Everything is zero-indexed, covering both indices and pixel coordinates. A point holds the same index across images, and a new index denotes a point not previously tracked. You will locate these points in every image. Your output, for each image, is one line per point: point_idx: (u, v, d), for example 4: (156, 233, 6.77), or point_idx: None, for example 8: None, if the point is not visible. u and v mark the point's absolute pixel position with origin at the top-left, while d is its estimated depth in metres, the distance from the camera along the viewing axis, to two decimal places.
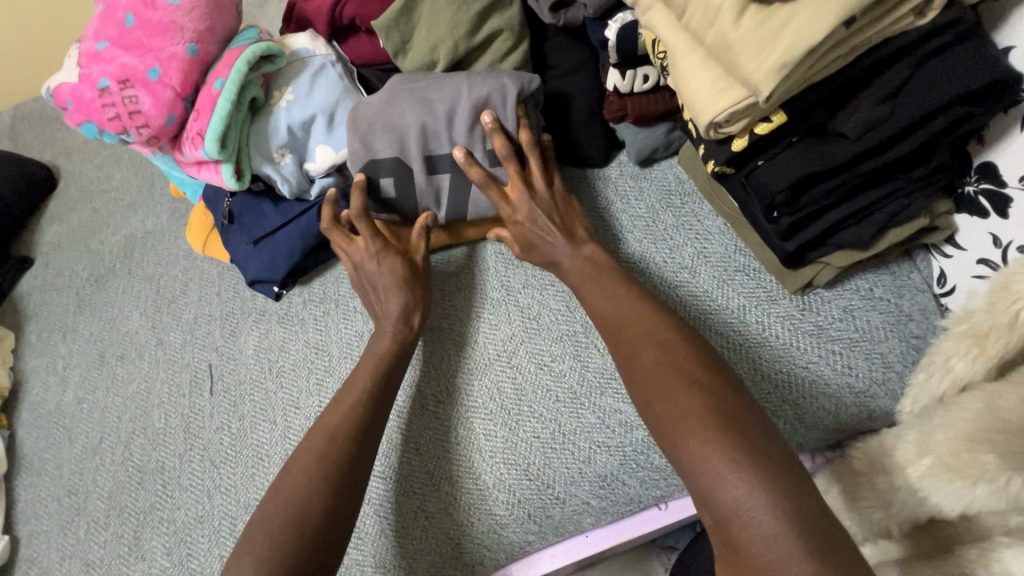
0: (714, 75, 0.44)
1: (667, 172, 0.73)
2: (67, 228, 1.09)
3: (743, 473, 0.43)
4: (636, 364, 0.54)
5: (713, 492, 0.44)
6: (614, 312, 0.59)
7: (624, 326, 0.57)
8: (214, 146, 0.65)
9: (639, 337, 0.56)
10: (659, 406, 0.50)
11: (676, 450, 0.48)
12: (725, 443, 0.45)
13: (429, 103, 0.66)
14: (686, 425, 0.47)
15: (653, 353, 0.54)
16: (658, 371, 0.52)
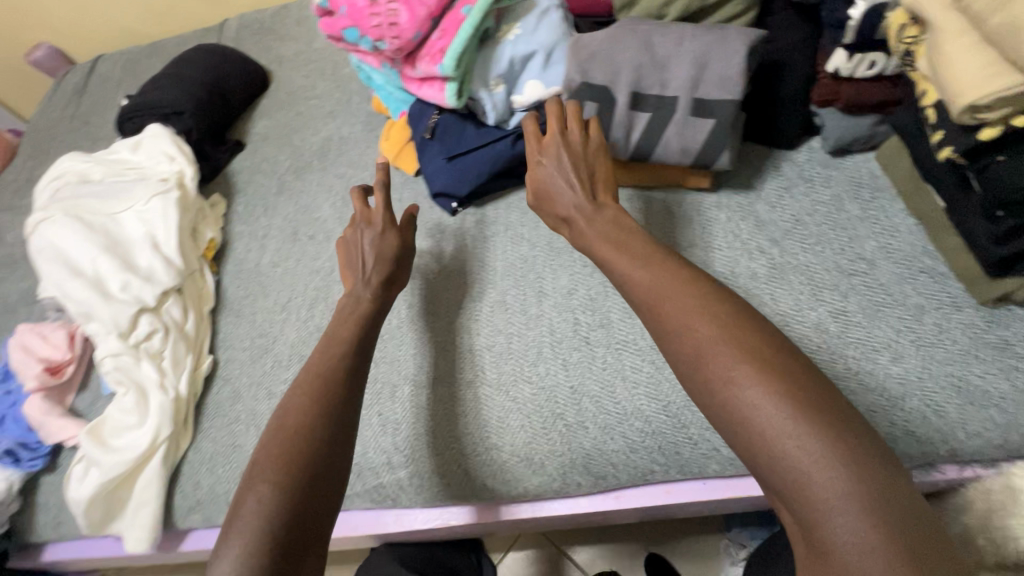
0: (988, 58, 0.46)
1: (862, 165, 0.74)
2: (273, 124, 1.26)
3: (827, 452, 0.43)
4: (686, 341, 0.51)
5: (806, 483, 0.43)
6: (653, 287, 0.56)
7: (667, 310, 0.53)
8: (450, 64, 0.74)
9: (690, 320, 0.52)
10: (733, 394, 0.47)
11: (752, 439, 0.46)
12: (814, 430, 0.44)
13: (651, 48, 0.71)
14: (779, 419, 0.45)
15: (706, 336, 0.50)
16: (717, 355, 0.49)
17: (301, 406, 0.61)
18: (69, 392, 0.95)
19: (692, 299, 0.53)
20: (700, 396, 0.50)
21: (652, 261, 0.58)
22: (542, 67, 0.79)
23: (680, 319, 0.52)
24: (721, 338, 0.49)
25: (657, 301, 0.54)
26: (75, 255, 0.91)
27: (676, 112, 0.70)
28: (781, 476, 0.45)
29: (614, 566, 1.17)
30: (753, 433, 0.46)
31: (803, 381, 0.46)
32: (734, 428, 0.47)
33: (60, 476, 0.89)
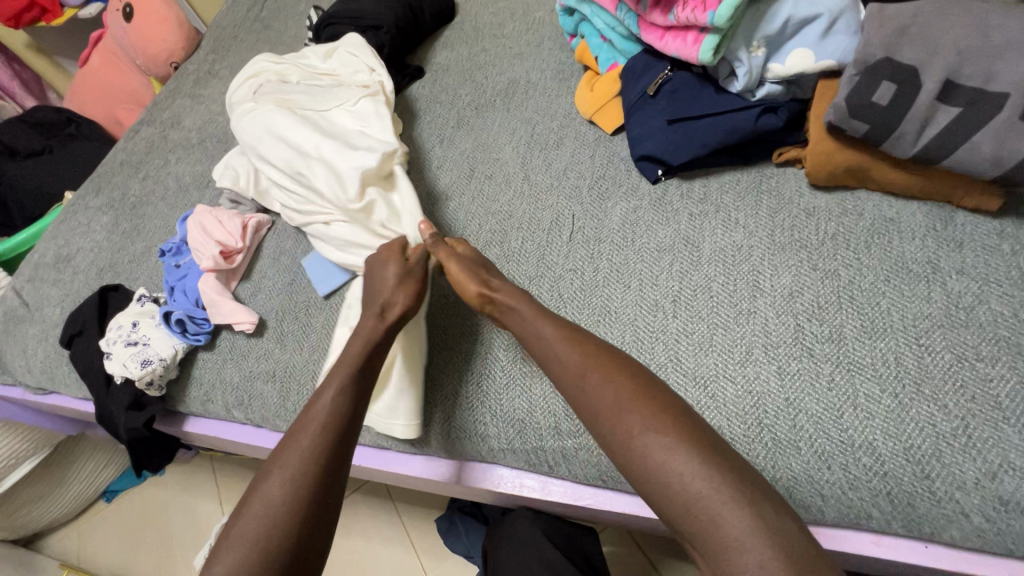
0: None
1: None
2: (455, 56, 1.21)
3: (729, 497, 0.49)
4: (606, 405, 0.58)
5: (713, 526, 0.49)
6: (567, 355, 0.63)
7: (588, 385, 0.61)
8: (727, 12, 0.66)
9: (603, 385, 0.60)
10: (635, 444, 0.55)
11: (665, 487, 0.52)
12: (710, 465, 0.51)
13: (989, 31, 0.58)
14: (673, 454, 0.52)
15: (612, 400, 0.58)
16: (627, 410, 0.57)
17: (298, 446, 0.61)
18: (234, 278, 0.98)
19: (593, 371, 0.61)
20: (617, 452, 0.57)
21: (571, 338, 0.64)
22: (821, 35, 0.69)
23: (604, 401, 0.59)
24: (616, 402, 0.58)
25: (579, 388, 0.61)
26: (288, 151, 0.93)
27: (1000, 113, 0.58)
28: (690, 522, 0.51)
29: None
30: (678, 494, 0.51)
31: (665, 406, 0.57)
32: (682, 510, 0.51)
33: (216, 357, 0.92)
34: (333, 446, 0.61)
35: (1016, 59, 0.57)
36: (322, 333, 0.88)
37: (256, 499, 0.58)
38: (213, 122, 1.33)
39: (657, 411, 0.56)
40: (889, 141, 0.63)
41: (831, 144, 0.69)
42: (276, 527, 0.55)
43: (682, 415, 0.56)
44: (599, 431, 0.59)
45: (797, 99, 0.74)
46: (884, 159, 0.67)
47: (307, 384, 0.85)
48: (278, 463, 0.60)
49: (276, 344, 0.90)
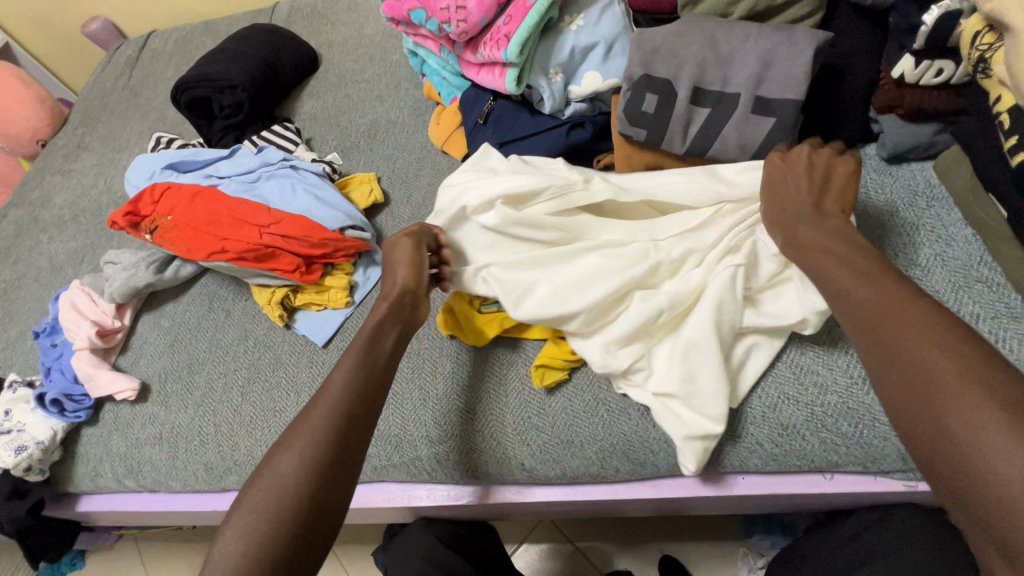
0: None
1: (917, 173, 0.74)
2: (321, 104, 1.26)
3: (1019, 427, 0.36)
4: (875, 317, 0.46)
5: (997, 475, 0.36)
6: (877, 318, 0.46)
7: (903, 331, 0.44)
8: (515, 49, 0.76)
9: (919, 341, 0.43)
10: (954, 423, 0.39)
11: (938, 421, 0.40)
12: (1005, 406, 0.37)
13: (716, 45, 0.71)
14: (970, 390, 0.39)
15: (902, 321, 0.44)
16: (950, 381, 0.40)
17: (314, 412, 0.54)
18: (111, 353, 0.98)
19: (927, 319, 0.44)
20: (909, 404, 0.42)
21: (899, 295, 0.47)
22: (602, 59, 0.80)
23: (917, 350, 0.43)
24: (944, 368, 0.41)
25: (890, 332, 0.45)
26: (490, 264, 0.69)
27: (736, 109, 0.70)
28: (956, 462, 0.38)
29: (630, 565, 1.17)
30: (941, 417, 0.39)
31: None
32: (933, 428, 0.40)
33: (101, 430, 0.92)
34: (335, 420, 0.54)
35: (738, 67, 0.70)
36: (206, 389, 0.90)
37: (264, 476, 0.52)
38: (86, 196, 1.32)
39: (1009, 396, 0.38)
40: (664, 142, 0.75)
41: (628, 148, 0.80)
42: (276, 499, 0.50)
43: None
44: (897, 394, 0.43)
45: (602, 113, 0.85)
46: (672, 156, 0.79)
47: (195, 440, 0.86)
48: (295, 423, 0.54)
49: (161, 407, 0.90)
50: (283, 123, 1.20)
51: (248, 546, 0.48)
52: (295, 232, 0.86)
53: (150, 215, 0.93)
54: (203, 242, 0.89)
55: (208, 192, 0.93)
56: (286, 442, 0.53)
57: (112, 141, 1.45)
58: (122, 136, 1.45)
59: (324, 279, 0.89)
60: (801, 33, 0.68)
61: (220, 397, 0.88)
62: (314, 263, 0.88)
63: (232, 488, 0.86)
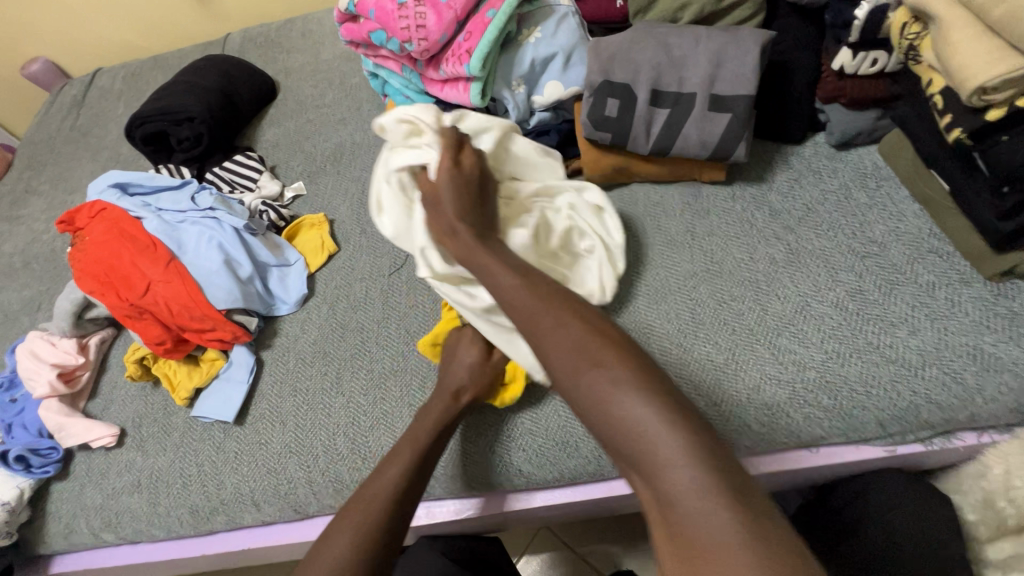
0: (993, 45, 0.50)
1: (864, 156, 0.79)
2: (283, 131, 1.25)
3: (664, 411, 0.44)
4: (563, 347, 0.50)
5: (650, 454, 0.43)
6: (546, 334, 0.52)
7: (543, 326, 0.53)
8: (477, 64, 0.78)
9: (596, 366, 0.48)
10: (632, 434, 0.44)
11: (613, 423, 0.45)
12: (660, 399, 0.45)
13: (669, 49, 0.75)
14: (622, 385, 0.46)
15: (579, 342, 0.50)
16: (618, 403, 0.46)
17: (368, 503, 0.60)
18: (81, 398, 0.93)
19: (583, 333, 0.51)
20: (570, 395, 0.49)
21: (604, 327, 0.51)
22: (562, 69, 0.83)
23: (565, 351, 0.50)
24: (598, 392, 0.47)
25: (569, 363, 0.50)
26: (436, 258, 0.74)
27: (693, 107, 0.74)
28: (630, 452, 0.44)
29: (632, 563, 1.17)
30: (614, 423, 0.45)
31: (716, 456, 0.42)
32: (613, 430, 0.45)
33: (72, 483, 0.87)
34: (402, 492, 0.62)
35: (692, 69, 0.74)
36: (184, 430, 0.86)
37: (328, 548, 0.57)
38: (38, 241, 1.26)
39: (660, 406, 0.44)
40: (628, 144, 0.77)
41: (594, 153, 0.82)
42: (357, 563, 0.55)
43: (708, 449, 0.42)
44: (581, 400, 0.48)
45: (566, 120, 0.87)
46: (638, 156, 0.81)
47: (176, 483, 0.82)
48: (349, 504, 0.61)
49: (137, 453, 0.86)
50: (246, 152, 1.19)
51: None
52: (187, 301, 0.84)
53: (77, 246, 0.92)
54: (103, 291, 0.87)
55: (130, 229, 0.90)
56: (356, 513, 0.59)
57: (63, 183, 1.40)
58: (73, 177, 1.40)
59: (212, 352, 0.88)
60: (746, 34, 0.73)
61: (201, 436, 0.84)
62: (208, 338, 0.86)
63: (221, 529, 0.82)
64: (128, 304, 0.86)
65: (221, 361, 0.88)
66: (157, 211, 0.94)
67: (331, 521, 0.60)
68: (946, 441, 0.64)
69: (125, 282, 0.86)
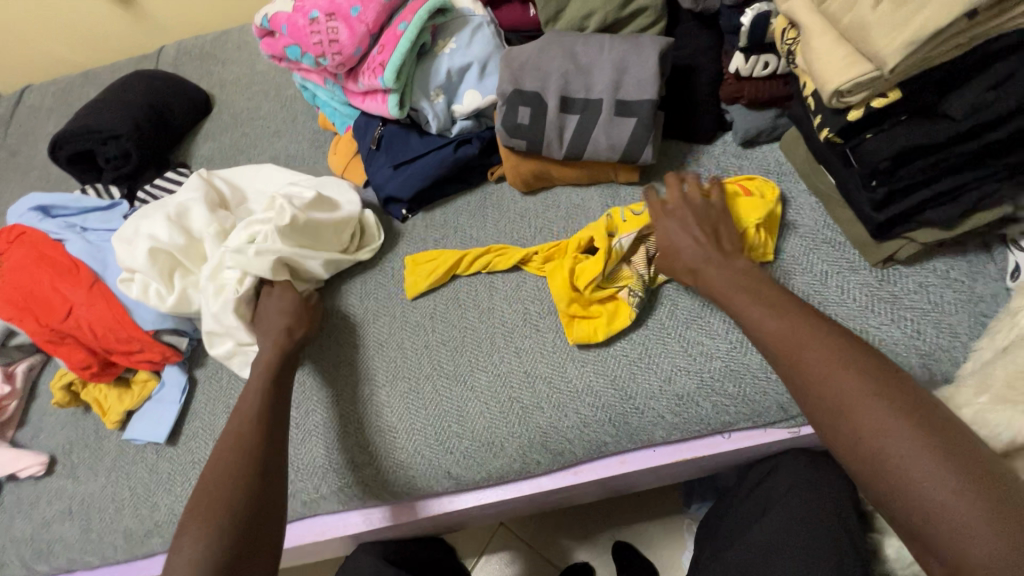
0: (845, 52, 0.54)
1: (768, 154, 0.82)
2: (219, 146, 1.24)
3: (911, 434, 0.45)
4: (820, 379, 0.50)
5: (888, 470, 0.45)
6: (786, 342, 0.54)
7: (798, 345, 0.53)
8: (391, 76, 0.80)
9: (821, 360, 0.51)
10: (863, 436, 0.47)
11: (861, 439, 0.47)
12: (928, 443, 0.44)
13: (576, 57, 0.78)
14: (894, 426, 0.46)
15: (840, 372, 0.50)
16: (864, 400, 0.48)
17: (232, 444, 0.64)
18: (9, 427, 0.91)
19: (797, 329, 0.54)
20: (831, 417, 0.49)
21: (781, 310, 0.56)
22: (478, 78, 0.85)
23: (801, 348, 0.53)
24: (848, 390, 0.49)
25: (797, 357, 0.53)
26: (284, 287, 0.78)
27: (601, 113, 0.76)
28: (865, 468, 0.46)
29: (587, 555, 1.20)
30: (859, 441, 0.47)
31: (977, 457, 0.44)
32: (883, 474, 0.45)
33: (3, 514, 0.86)
34: (261, 430, 0.65)
35: (598, 76, 0.76)
36: (116, 453, 0.85)
37: (214, 487, 0.61)
38: None
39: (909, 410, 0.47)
40: (543, 149, 0.79)
41: (514, 158, 0.84)
42: (221, 503, 0.59)
43: (958, 441, 0.45)
44: (826, 416, 0.50)
45: (488, 128, 0.89)
46: (556, 161, 0.84)
47: (108, 508, 0.81)
48: (222, 446, 0.64)
49: (68, 480, 0.85)
50: (178, 168, 1.17)
51: (201, 555, 0.55)
52: (112, 324, 0.84)
53: None
54: (24, 317, 0.86)
55: (52, 252, 0.89)
56: (227, 455, 0.63)
57: None
58: (4, 200, 1.36)
59: (142, 373, 0.87)
60: (648, 40, 0.76)
61: (134, 459, 0.84)
62: (136, 360, 0.85)
63: (158, 551, 0.82)
64: (51, 329, 0.85)
65: (153, 382, 0.87)
66: (82, 231, 0.92)
67: (205, 467, 0.63)
68: None
69: (47, 307, 0.85)
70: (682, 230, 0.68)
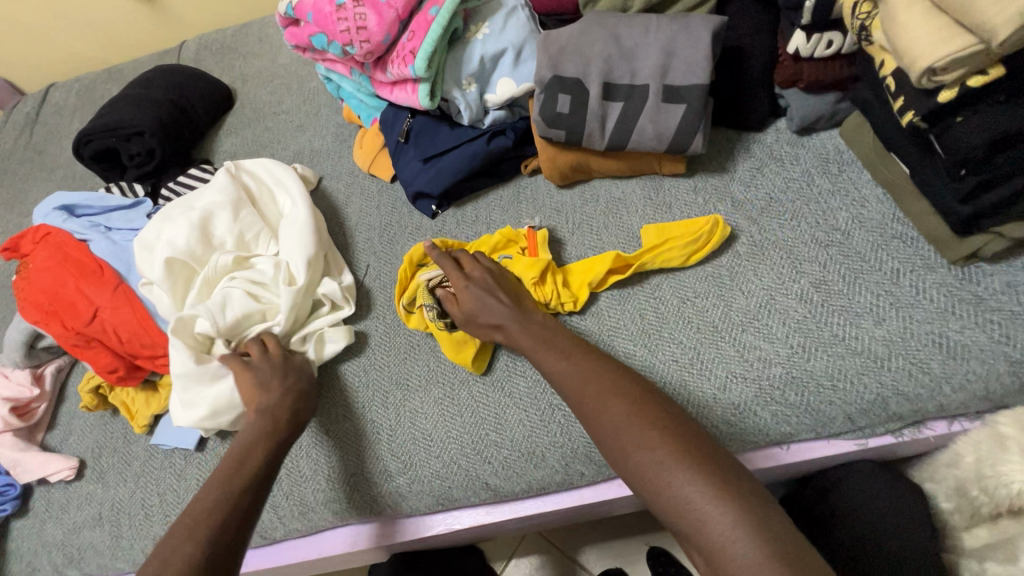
0: (940, 24, 0.47)
1: (827, 141, 0.76)
2: (241, 141, 1.21)
3: (668, 450, 0.52)
4: (605, 424, 0.56)
5: (658, 490, 0.51)
6: (581, 388, 0.60)
7: (588, 394, 0.59)
8: (422, 64, 0.75)
9: (602, 400, 0.58)
10: (629, 454, 0.54)
11: (640, 475, 0.53)
12: (679, 456, 0.51)
13: (620, 40, 0.72)
14: (652, 448, 0.53)
15: (625, 417, 0.56)
16: (629, 427, 0.55)
17: (232, 483, 0.62)
18: (38, 431, 0.90)
19: (586, 373, 0.61)
20: (618, 460, 0.55)
21: (571, 352, 0.63)
22: (513, 65, 0.80)
23: (585, 398, 0.59)
24: (627, 425, 0.55)
25: (591, 404, 0.58)
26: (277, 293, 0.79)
27: (648, 100, 0.71)
28: (647, 496, 0.52)
29: (620, 562, 1.16)
30: (638, 472, 0.53)
31: (722, 461, 0.52)
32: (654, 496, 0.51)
33: (35, 518, 0.85)
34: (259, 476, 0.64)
35: (644, 60, 0.71)
36: (145, 458, 0.83)
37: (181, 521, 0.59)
38: None
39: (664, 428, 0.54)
40: (583, 140, 0.75)
41: (552, 150, 0.80)
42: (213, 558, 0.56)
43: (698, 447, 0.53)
44: (610, 452, 0.56)
45: (522, 118, 0.84)
46: (596, 152, 0.79)
47: (138, 514, 0.80)
48: (217, 478, 0.63)
49: (98, 485, 0.83)
50: (202, 165, 1.15)
51: None
52: (136, 328, 0.81)
53: (23, 273, 0.89)
54: (50, 320, 0.84)
55: (76, 254, 0.87)
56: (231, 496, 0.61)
57: (19, 206, 1.35)
58: (29, 200, 1.36)
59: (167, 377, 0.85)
60: (699, 20, 0.70)
61: (163, 464, 0.82)
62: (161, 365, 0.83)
63: None
64: (76, 332, 0.83)
65: None
66: (107, 231, 0.91)
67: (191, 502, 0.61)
68: (917, 431, 0.63)
69: (72, 310, 0.83)
70: (490, 296, 0.69)
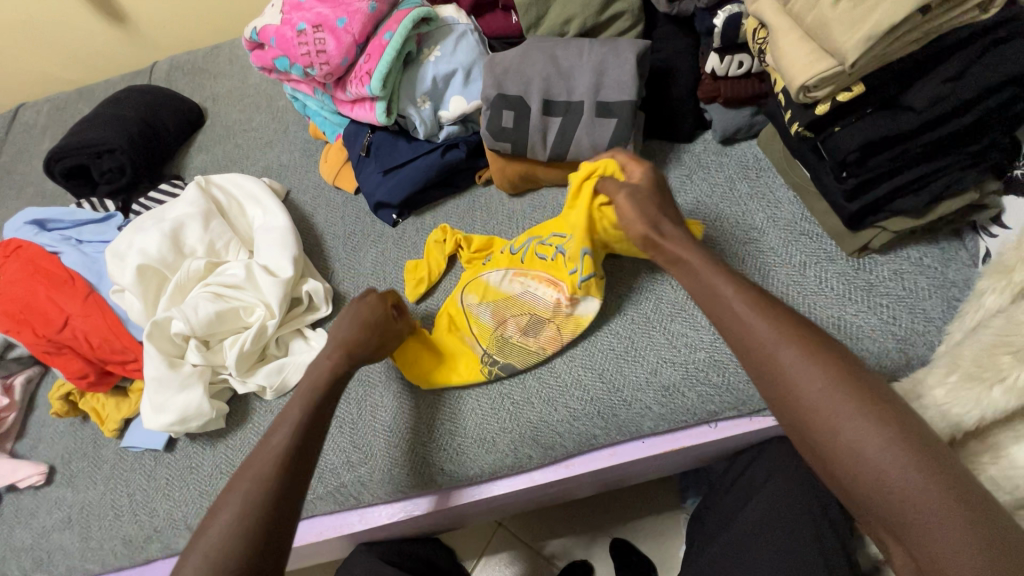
0: (809, 49, 0.56)
1: (747, 150, 0.85)
2: (212, 158, 1.26)
3: (885, 431, 0.45)
4: (802, 396, 0.49)
5: (859, 472, 0.45)
6: (759, 343, 0.52)
7: (779, 356, 0.51)
8: (378, 84, 0.82)
9: (797, 364, 0.50)
10: (836, 435, 0.46)
11: (830, 450, 0.47)
12: (892, 438, 0.44)
13: (557, 62, 0.80)
14: (853, 424, 0.46)
15: (816, 383, 0.48)
16: (831, 401, 0.47)
17: (265, 461, 0.59)
18: (7, 440, 0.92)
19: (774, 332, 0.52)
20: (809, 432, 0.48)
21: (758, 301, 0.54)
22: (463, 84, 0.87)
23: (786, 362, 0.50)
24: (823, 389, 0.48)
25: (778, 360, 0.51)
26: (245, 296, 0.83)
27: (583, 114, 0.79)
28: (845, 475, 0.46)
29: (586, 554, 1.21)
30: (836, 449, 0.46)
31: (935, 446, 0.44)
32: (858, 478, 0.45)
33: (3, 525, 0.86)
34: (292, 451, 0.60)
35: (579, 80, 0.79)
36: (115, 461, 0.86)
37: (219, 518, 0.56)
38: None
39: (870, 399, 0.47)
40: (528, 151, 0.82)
41: (501, 160, 0.86)
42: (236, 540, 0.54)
43: (911, 419, 0.46)
44: (792, 422, 0.50)
45: (474, 132, 0.91)
46: (542, 162, 0.86)
47: (108, 515, 0.82)
48: (244, 467, 0.60)
49: (67, 489, 0.86)
50: (172, 180, 1.19)
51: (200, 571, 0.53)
52: (105, 335, 0.85)
53: None
54: (21, 330, 0.87)
55: (47, 265, 0.90)
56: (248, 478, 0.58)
57: None
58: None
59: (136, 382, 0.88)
60: (626, 44, 0.78)
61: (132, 466, 0.85)
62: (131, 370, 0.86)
63: (156, 557, 0.82)
64: (47, 340, 0.86)
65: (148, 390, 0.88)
66: (77, 244, 0.94)
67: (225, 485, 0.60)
68: None
69: (43, 318, 0.87)
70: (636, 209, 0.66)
